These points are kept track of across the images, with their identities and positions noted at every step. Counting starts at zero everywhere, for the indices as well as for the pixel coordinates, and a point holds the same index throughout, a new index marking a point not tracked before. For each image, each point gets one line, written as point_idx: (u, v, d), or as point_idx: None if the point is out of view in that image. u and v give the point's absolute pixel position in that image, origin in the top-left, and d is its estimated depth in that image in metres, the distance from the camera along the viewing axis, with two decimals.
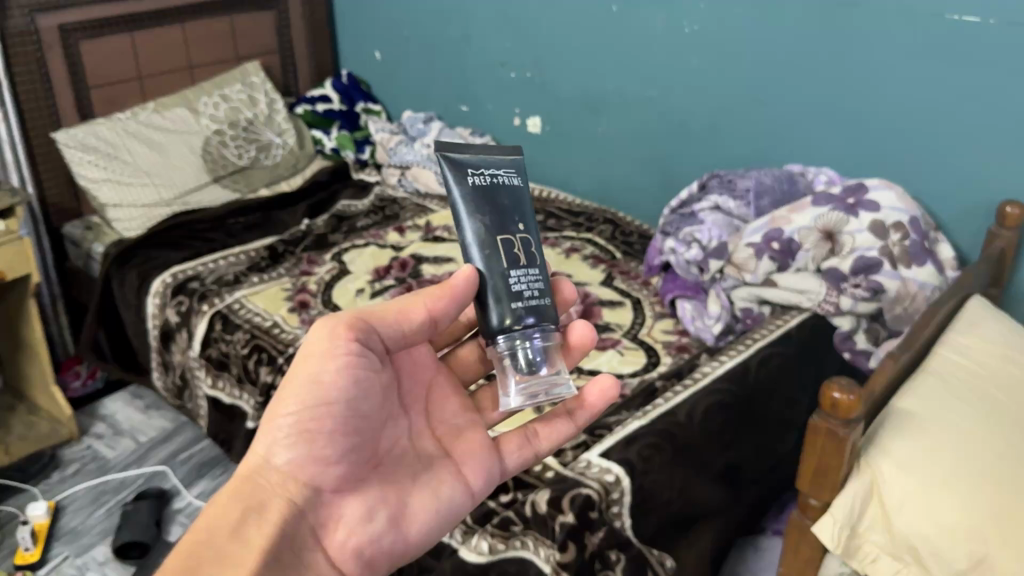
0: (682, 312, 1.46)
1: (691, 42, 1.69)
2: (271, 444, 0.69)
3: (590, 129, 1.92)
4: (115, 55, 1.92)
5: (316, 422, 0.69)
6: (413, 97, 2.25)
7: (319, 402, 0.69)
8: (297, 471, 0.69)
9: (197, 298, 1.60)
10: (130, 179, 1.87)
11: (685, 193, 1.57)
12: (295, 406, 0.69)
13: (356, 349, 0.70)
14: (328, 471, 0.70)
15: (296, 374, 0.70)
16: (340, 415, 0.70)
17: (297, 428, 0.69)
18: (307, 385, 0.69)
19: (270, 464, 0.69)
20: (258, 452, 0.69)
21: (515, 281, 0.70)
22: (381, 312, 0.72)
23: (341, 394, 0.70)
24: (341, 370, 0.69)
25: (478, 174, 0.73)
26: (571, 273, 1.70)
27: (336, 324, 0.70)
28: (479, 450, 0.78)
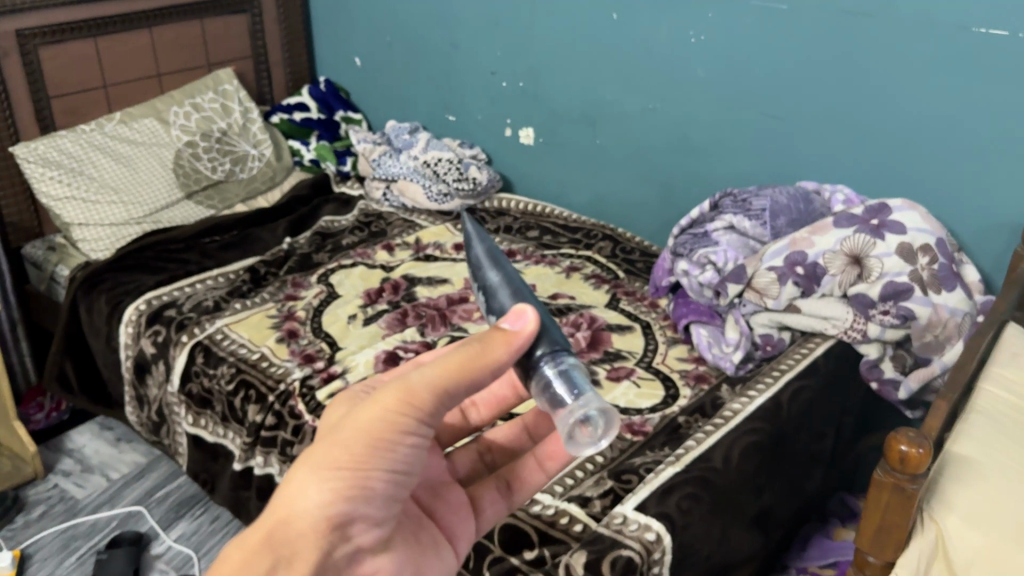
0: (698, 339, 1.39)
1: (697, 52, 1.61)
2: (319, 490, 0.54)
3: (586, 142, 1.83)
4: (77, 62, 1.79)
5: (374, 484, 0.55)
6: (395, 106, 2.14)
7: (384, 465, 0.55)
8: (343, 526, 0.55)
9: (175, 328, 1.48)
10: (96, 195, 1.74)
11: (695, 211, 1.49)
12: (355, 460, 0.54)
13: (427, 420, 0.55)
14: (370, 532, 0.57)
15: (358, 425, 0.54)
16: (395, 480, 0.56)
17: (352, 487, 0.54)
18: (372, 441, 0.54)
19: (312, 516, 0.54)
20: (298, 498, 0.54)
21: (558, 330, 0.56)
22: (455, 380, 0.53)
23: (402, 465, 0.56)
24: (413, 446, 0.55)
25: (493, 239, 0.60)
26: (574, 294, 1.61)
27: (412, 395, 0.54)
28: (466, 509, 0.68)
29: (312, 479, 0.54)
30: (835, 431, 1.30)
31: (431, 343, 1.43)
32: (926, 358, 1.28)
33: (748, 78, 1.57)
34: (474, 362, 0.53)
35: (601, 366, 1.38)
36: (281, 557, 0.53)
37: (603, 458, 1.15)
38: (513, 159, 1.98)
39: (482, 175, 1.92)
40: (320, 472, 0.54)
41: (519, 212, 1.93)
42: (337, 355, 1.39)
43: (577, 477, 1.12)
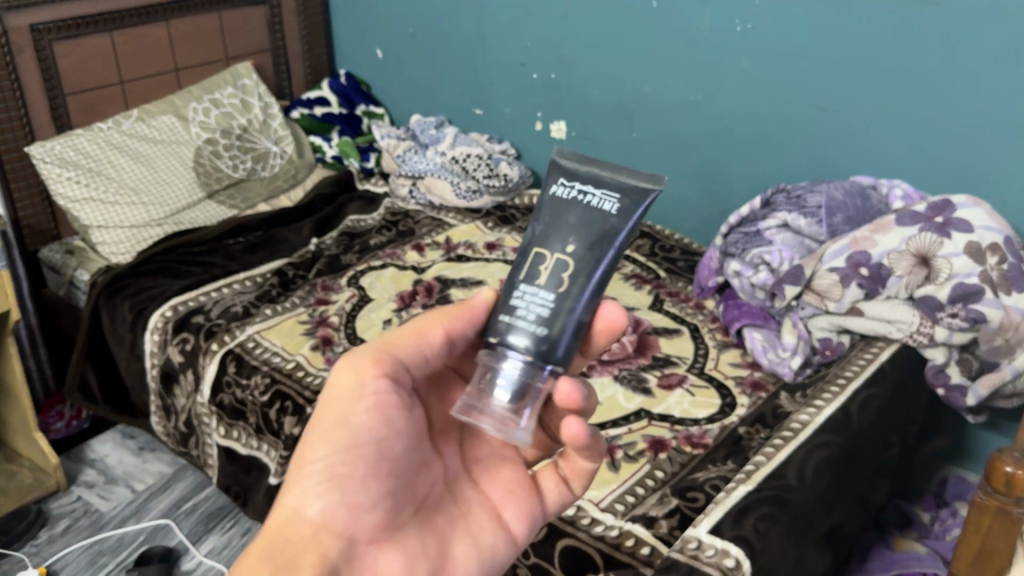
0: (751, 342, 1.34)
1: (742, 41, 1.54)
2: (298, 492, 0.58)
3: (622, 135, 1.77)
4: (93, 58, 1.72)
5: (347, 467, 0.58)
6: (419, 100, 2.07)
7: (351, 445, 0.58)
8: (330, 521, 0.58)
9: (204, 335, 1.42)
10: (115, 197, 1.68)
11: (745, 209, 1.43)
12: (323, 446, 0.58)
13: (384, 387, 0.59)
14: (364, 521, 0.59)
15: (321, 414, 0.59)
16: (373, 457, 0.59)
17: (327, 476, 0.58)
18: (334, 426, 0.59)
19: (299, 517, 0.58)
20: (285, 502, 0.58)
21: (519, 298, 0.58)
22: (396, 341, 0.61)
23: (373, 436, 0.59)
24: (372, 411, 0.59)
25: (565, 185, 0.62)
26: (615, 296, 1.55)
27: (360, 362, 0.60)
28: (521, 489, 0.66)
29: (292, 483, 0.58)
30: (899, 439, 1.24)
31: None
32: (994, 363, 1.23)
33: (796, 68, 1.50)
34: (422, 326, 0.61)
35: (651, 373, 1.33)
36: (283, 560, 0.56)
37: (663, 474, 1.09)
38: (543, 153, 1.91)
39: (512, 171, 1.84)
40: (298, 474, 0.58)
41: None
42: None
43: (639, 494, 1.06)
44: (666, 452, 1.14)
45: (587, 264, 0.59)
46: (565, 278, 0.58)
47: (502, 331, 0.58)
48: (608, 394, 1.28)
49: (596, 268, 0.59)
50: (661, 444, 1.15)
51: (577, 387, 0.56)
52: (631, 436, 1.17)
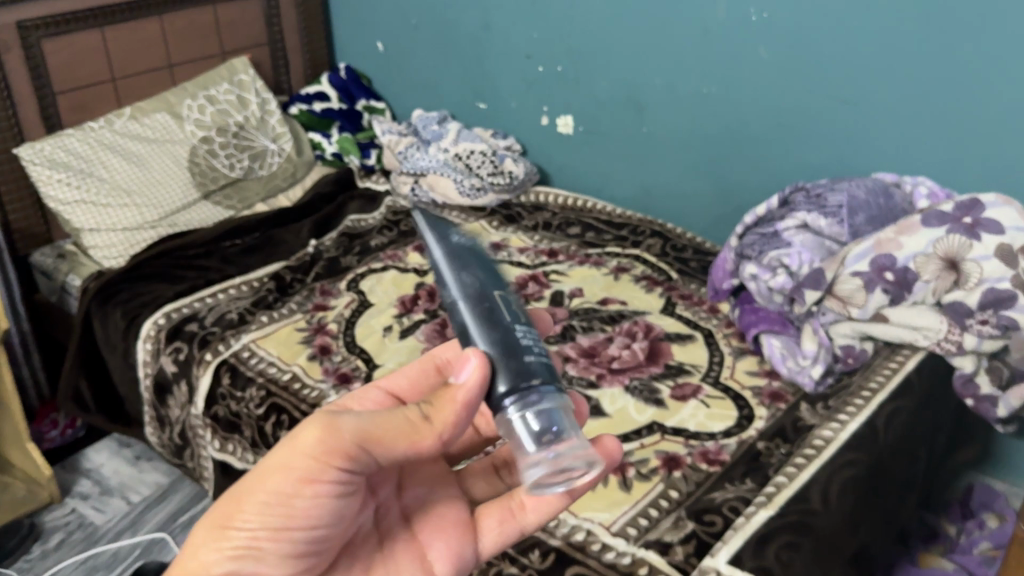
0: (770, 351, 1.27)
1: (758, 32, 1.47)
2: (211, 550, 0.56)
3: (632, 130, 1.70)
4: (84, 54, 1.66)
5: (270, 543, 0.56)
6: (421, 94, 2.01)
7: (280, 525, 0.56)
8: None
9: (198, 345, 1.37)
10: (107, 198, 1.62)
11: (762, 208, 1.37)
12: (259, 520, 0.55)
13: (336, 476, 0.56)
14: None
15: (263, 478, 0.56)
16: (298, 536, 0.56)
17: (249, 546, 0.56)
18: (271, 497, 0.55)
19: (204, 574, 0.56)
20: (195, 559, 0.56)
21: (521, 335, 0.53)
22: (383, 432, 0.54)
23: (312, 521, 0.56)
24: (321, 500, 0.56)
25: (461, 235, 0.58)
26: (625, 299, 1.49)
27: (329, 443, 0.54)
28: (454, 530, 0.64)
29: (209, 539, 0.56)
30: (926, 453, 1.18)
31: None
32: None
33: (814, 60, 1.43)
34: (410, 426, 0.55)
35: (664, 383, 1.26)
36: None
37: (678, 494, 1.04)
38: (549, 149, 1.85)
39: (518, 169, 1.80)
40: (218, 531, 0.56)
41: (558, 206, 1.80)
42: (375, 374, 1.27)
43: (652, 517, 1.00)
44: (681, 470, 1.08)
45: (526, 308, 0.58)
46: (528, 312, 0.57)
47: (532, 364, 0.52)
48: (619, 405, 1.22)
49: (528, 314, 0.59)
50: (676, 461, 1.09)
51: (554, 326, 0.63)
52: (643, 452, 1.11)
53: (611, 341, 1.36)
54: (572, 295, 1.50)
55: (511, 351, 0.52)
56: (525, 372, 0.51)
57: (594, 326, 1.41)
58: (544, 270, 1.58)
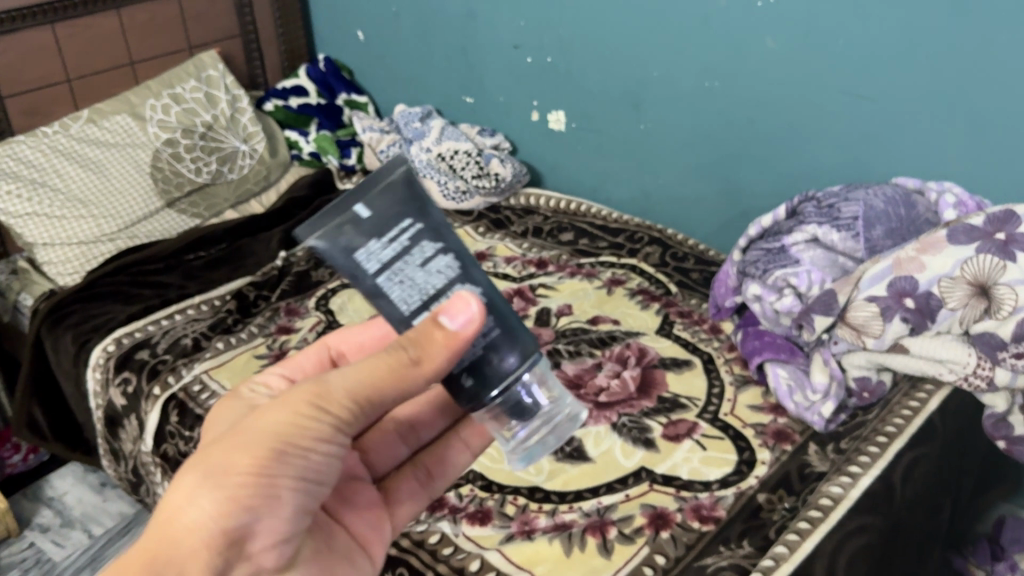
0: (776, 382, 1.14)
1: (764, 20, 1.31)
2: (209, 501, 0.57)
3: (629, 125, 1.55)
4: (34, 54, 1.54)
5: (273, 490, 0.58)
6: (404, 87, 1.87)
7: (281, 472, 0.58)
8: (237, 536, 0.58)
9: (147, 376, 1.26)
10: (61, 210, 1.51)
11: (768, 219, 1.23)
12: (256, 469, 0.57)
13: (331, 424, 0.59)
14: (270, 542, 0.60)
15: (262, 426, 0.58)
16: (296, 484, 0.59)
17: (251, 496, 0.57)
18: (273, 443, 0.58)
19: (204, 525, 0.57)
20: (185, 512, 0.57)
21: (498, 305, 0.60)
22: (374, 379, 0.58)
23: (311, 471, 0.60)
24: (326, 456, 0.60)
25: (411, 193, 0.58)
26: (618, 317, 1.35)
27: (327, 396, 0.59)
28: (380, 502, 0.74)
29: (202, 489, 0.57)
30: (952, 503, 1.05)
31: None
32: None
33: (827, 50, 1.27)
34: (403, 366, 0.56)
35: (656, 420, 1.13)
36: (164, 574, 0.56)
37: (665, 560, 0.91)
38: (541, 147, 1.70)
39: (505, 170, 1.65)
40: (213, 481, 0.57)
41: (550, 210, 1.66)
42: None
43: None
44: (669, 530, 0.95)
45: None
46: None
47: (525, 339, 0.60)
48: (604, 447, 1.09)
49: None
50: (664, 519, 0.96)
51: None
52: (627, 508, 0.98)
53: (599, 369, 1.23)
54: (559, 314, 1.37)
55: (511, 315, 0.59)
56: (528, 341, 0.60)
57: (582, 350, 1.27)
58: (530, 284, 1.45)
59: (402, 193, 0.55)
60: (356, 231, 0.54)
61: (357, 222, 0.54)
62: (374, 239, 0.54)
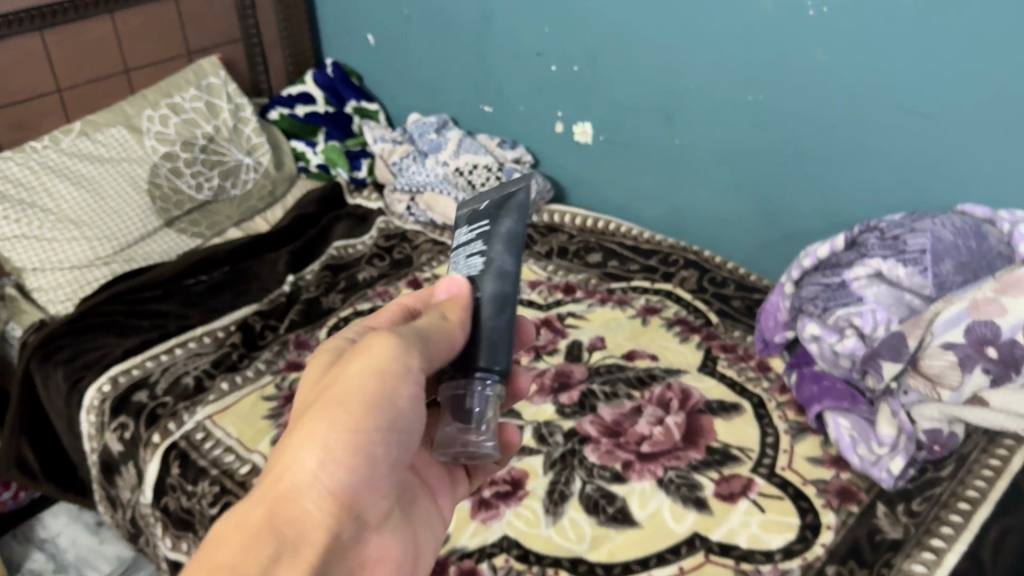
0: (837, 433, 1.05)
1: (816, 30, 1.20)
2: (320, 462, 0.57)
3: (661, 140, 1.44)
4: (20, 62, 1.43)
5: (378, 448, 0.60)
6: (418, 93, 1.75)
7: (384, 429, 0.60)
8: (349, 499, 0.59)
9: (145, 421, 1.16)
10: (51, 232, 1.40)
11: (824, 250, 1.14)
12: (356, 421, 0.59)
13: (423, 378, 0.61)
14: (374, 503, 0.61)
15: (357, 383, 0.59)
16: (396, 442, 0.61)
17: (357, 453, 0.59)
18: (372, 399, 0.59)
19: (318, 487, 0.57)
20: (298, 472, 0.57)
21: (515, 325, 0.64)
22: (437, 332, 0.61)
23: (406, 427, 0.62)
24: (415, 402, 0.61)
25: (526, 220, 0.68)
26: (656, 351, 1.25)
27: (408, 347, 0.60)
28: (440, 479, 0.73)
29: (312, 449, 0.58)
30: None
31: None
32: None
33: (885, 63, 1.16)
34: (442, 323, 0.61)
35: (706, 475, 1.03)
36: (288, 537, 0.56)
37: None
38: (564, 159, 1.59)
39: None
40: (320, 441, 0.58)
41: (576, 228, 1.56)
42: None
43: None
44: None
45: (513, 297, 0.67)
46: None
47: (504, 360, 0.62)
48: (651, 509, 0.99)
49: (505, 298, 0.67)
50: None
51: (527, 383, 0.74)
52: None
53: (639, 414, 1.13)
54: (592, 347, 1.26)
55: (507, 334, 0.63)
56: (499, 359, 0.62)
57: (619, 392, 1.17)
58: (558, 313, 1.35)
59: (510, 202, 0.67)
60: (469, 216, 0.70)
61: (473, 211, 0.70)
62: (466, 224, 0.69)
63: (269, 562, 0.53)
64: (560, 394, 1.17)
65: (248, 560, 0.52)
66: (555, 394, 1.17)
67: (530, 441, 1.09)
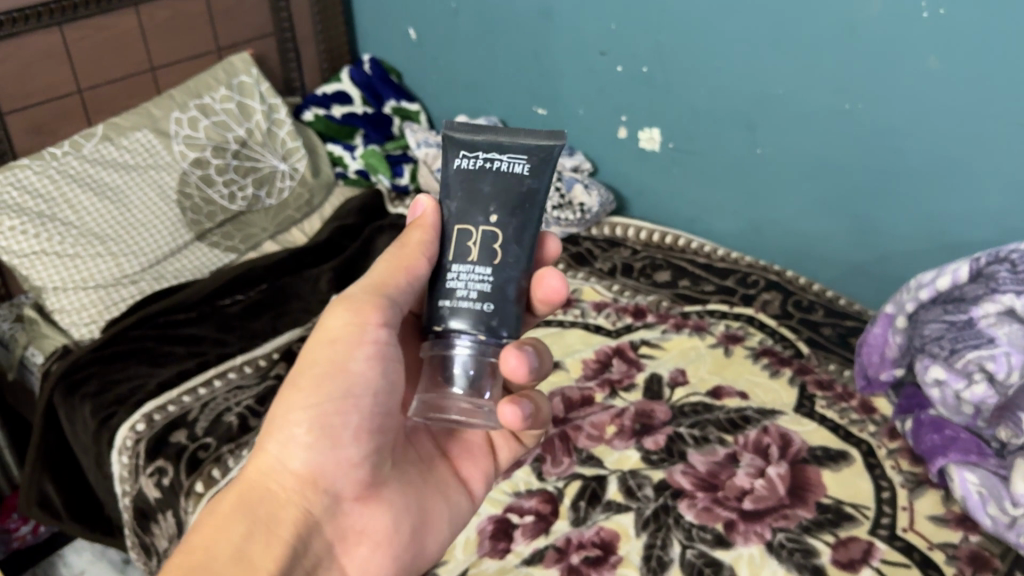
0: (963, 489, 0.94)
1: (929, 32, 1.07)
2: (282, 442, 0.64)
3: (741, 149, 1.32)
4: (38, 61, 1.30)
5: (338, 418, 0.64)
6: (464, 94, 1.63)
7: (343, 399, 0.63)
8: (313, 474, 0.64)
9: (186, 466, 1.04)
10: (74, 247, 1.28)
11: (945, 283, 1.02)
12: (312, 398, 0.63)
13: (383, 338, 0.64)
14: (351, 474, 0.65)
15: (312, 360, 0.64)
16: (364, 412, 0.64)
17: (315, 426, 0.64)
18: (326, 373, 0.63)
19: (282, 466, 0.64)
20: (265, 456, 0.65)
21: (454, 278, 0.62)
22: (384, 279, 0.63)
23: (370, 390, 0.64)
24: (371, 362, 0.64)
25: (468, 156, 0.63)
26: (745, 388, 1.14)
27: (358, 310, 0.63)
28: (479, 449, 0.77)
29: (276, 433, 0.64)
30: None
31: (554, 495, 0.97)
32: None
33: (1009, 70, 1.03)
34: (396, 256, 0.62)
35: (821, 538, 0.92)
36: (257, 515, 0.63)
37: None
38: (627, 168, 1.47)
39: (591, 199, 1.43)
40: (283, 422, 0.64)
41: (640, 242, 1.44)
42: None
43: None
44: None
45: (513, 236, 0.62)
46: (498, 248, 0.62)
47: (443, 310, 0.62)
48: None
49: (521, 231, 0.63)
50: None
51: (522, 364, 0.62)
52: None
53: (736, 463, 1.01)
54: (673, 383, 1.15)
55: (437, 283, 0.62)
56: (438, 316, 0.62)
57: (710, 437, 1.05)
58: (630, 341, 1.23)
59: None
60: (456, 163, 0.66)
61: None
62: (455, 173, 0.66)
63: (237, 542, 0.60)
64: (644, 438, 1.05)
65: (219, 541, 0.60)
66: (638, 438, 1.06)
67: (617, 496, 0.97)
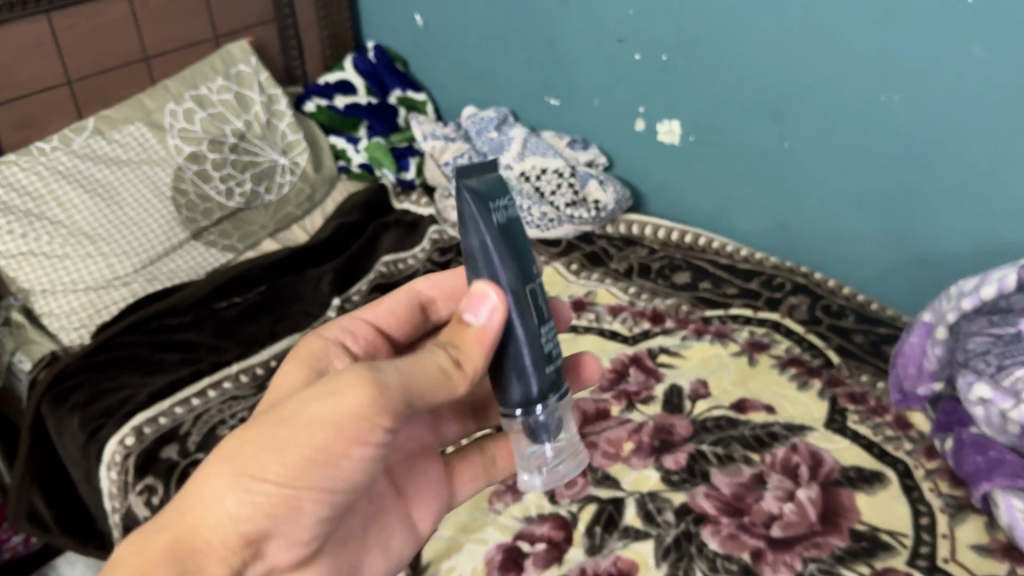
0: (1010, 516, 0.87)
1: (975, 17, 0.98)
2: (234, 502, 0.54)
3: (768, 143, 1.24)
4: (24, 51, 1.24)
5: (303, 504, 0.55)
6: (473, 84, 1.55)
7: (320, 488, 0.54)
8: (256, 541, 0.55)
9: (176, 485, 0.99)
10: (63, 248, 1.22)
11: (990, 291, 0.95)
12: (289, 476, 0.53)
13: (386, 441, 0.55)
14: (291, 549, 0.57)
15: (301, 433, 0.52)
16: (333, 501, 0.56)
17: (277, 498, 0.54)
18: (312, 457, 0.53)
19: (224, 527, 0.54)
20: (210, 510, 0.54)
21: (549, 338, 0.55)
22: (422, 386, 0.54)
23: (348, 484, 0.56)
24: (364, 463, 0.55)
25: (503, 206, 0.54)
26: (771, 401, 1.07)
27: (379, 407, 0.52)
28: (432, 489, 0.70)
29: (231, 490, 0.53)
30: None
31: (568, 520, 0.91)
32: None
33: None
34: (445, 369, 0.55)
35: (856, 570, 0.85)
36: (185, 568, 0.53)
37: None
38: (644, 163, 1.40)
39: (606, 196, 1.35)
40: (243, 481, 0.53)
41: (658, 241, 1.37)
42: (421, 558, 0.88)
43: None
44: None
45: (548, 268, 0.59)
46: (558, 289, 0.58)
47: (552, 375, 0.56)
48: None
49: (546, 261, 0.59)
50: None
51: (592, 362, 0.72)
52: None
53: (763, 485, 0.94)
54: (694, 395, 1.07)
55: (540, 350, 0.55)
56: (549, 383, 0.56)
57: (734, 455, 0.98)
58: (648, 349, 1.16)
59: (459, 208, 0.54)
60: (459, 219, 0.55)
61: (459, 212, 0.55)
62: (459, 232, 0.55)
63: None
64: (664, 456, 0.99)
65: None
66: (658, 456, 0.99)
67: (635, 522, 0.91)
